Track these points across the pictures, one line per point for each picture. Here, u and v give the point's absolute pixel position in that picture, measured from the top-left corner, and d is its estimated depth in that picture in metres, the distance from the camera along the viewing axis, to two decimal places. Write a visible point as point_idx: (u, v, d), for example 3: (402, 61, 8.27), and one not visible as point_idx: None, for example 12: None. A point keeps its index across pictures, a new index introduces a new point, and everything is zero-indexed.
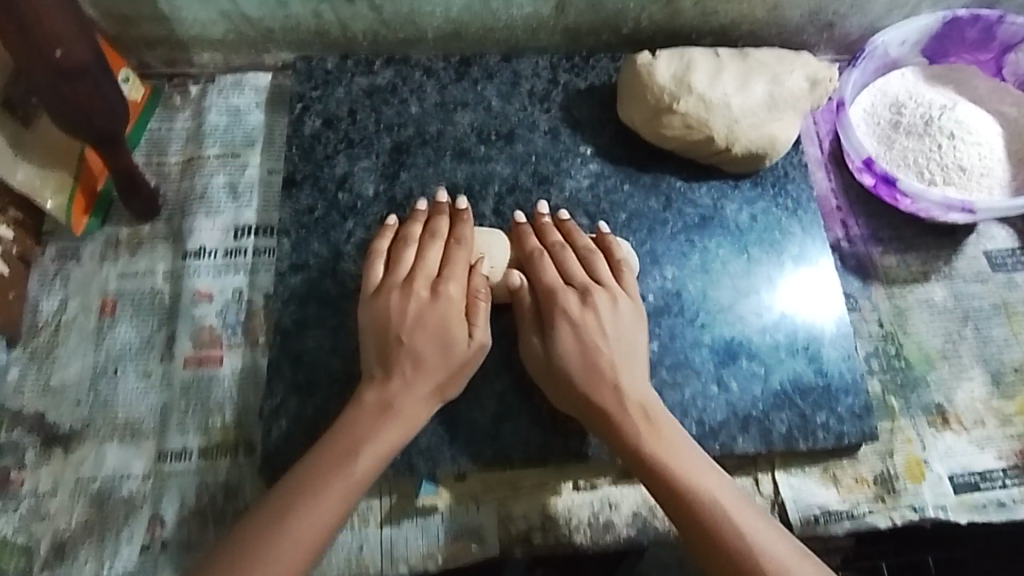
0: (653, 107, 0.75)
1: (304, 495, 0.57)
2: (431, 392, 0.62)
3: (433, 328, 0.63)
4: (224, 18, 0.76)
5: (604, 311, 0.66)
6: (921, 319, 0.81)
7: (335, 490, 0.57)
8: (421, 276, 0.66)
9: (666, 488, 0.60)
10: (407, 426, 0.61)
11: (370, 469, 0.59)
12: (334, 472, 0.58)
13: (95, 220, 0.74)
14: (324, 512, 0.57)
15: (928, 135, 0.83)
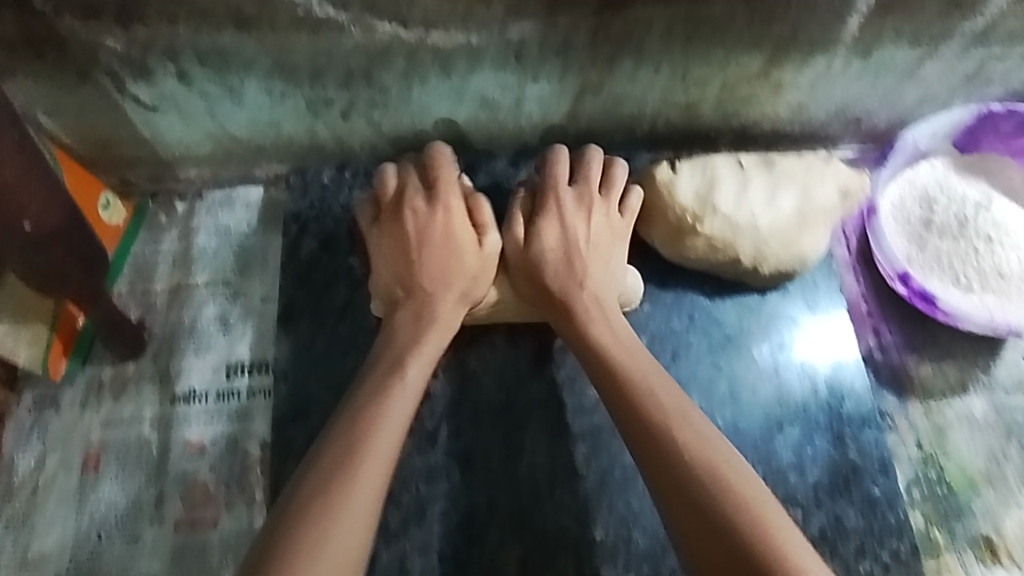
0: (674, 227, 0.70)
1: (343, 468, 0.52)
2: (454, 301, 0.64)
3: (441, 243, 0.66)
4: (210, 138, 0.70)
5: (583, 217, 0.68)
6: (962, 437, 0.76)
7: (384, 455, 0.54)
8: (418, 198, 0.67)
9: (660, 453, 0.54)
10: (439, 337, 0.62)
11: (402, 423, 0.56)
12: (370, 440, 0.54)
13: (76, 361, 0.68)
14: (375, 473, 0.53)
15: (964, 238, 0.78)
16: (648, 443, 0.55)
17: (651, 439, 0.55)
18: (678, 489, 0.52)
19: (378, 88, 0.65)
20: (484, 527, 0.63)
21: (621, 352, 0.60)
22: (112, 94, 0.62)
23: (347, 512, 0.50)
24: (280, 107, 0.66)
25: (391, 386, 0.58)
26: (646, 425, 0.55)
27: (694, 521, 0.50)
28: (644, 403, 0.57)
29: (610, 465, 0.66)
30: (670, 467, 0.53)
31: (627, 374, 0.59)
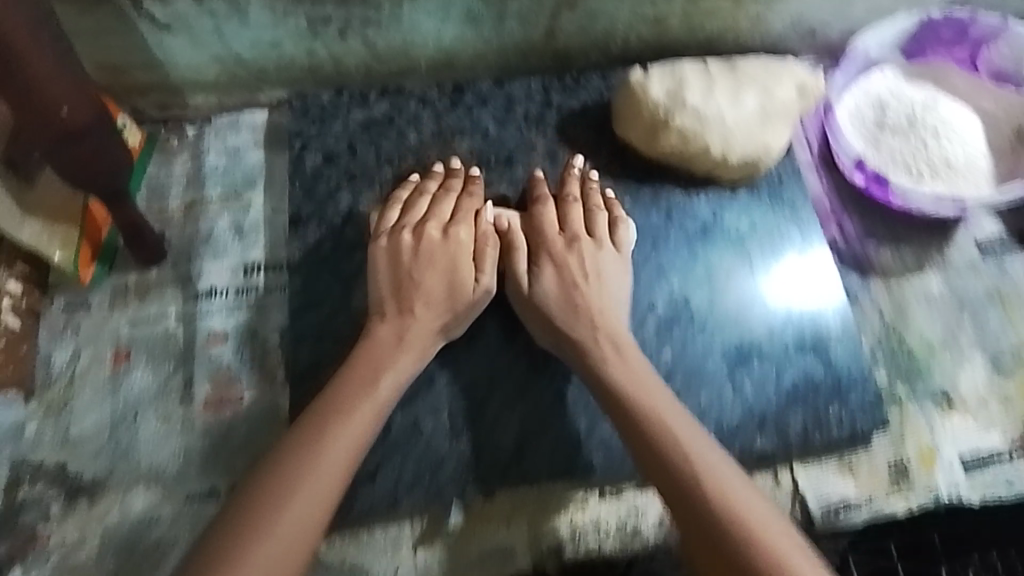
0: (648, 124, 0.77)
1: (299, 470, 0.58)
2: (437, 328, 0.68)
3: (441, 269, 0.69)
4: (217, 62, 0.76)
5: (588, 256, 0.72)
6: (921, 311, 0.83)
7: (339, 451, 0.59)
8: (433, 220, 0.72)
9: (675, 485, 0.59)
10: (417, 356, 0.67)
11: (353, 449, 0.60)
12: (324, 440, 0.60)
13: (101, 268, 0.74)
14: (322, 479, 0.58)
15: (914, 133, 0.85)
16: (662, 470, 0.60)
17: (665, 467, 0.60)
18: (694, 518, 0.57)
19: (371, 5, 0.72)
20: (487, 393, 0.69)
21: (631, 379, 0.64)
22: (129, 14, 0.69)
23: (290, 509, 0.56)
24: (282, 26, 0.73)
25: (348, 409, 0.62)
26: (659, 453, 0.60)
27: (710, 548, 0.56)
28: (656, 433, 0.61)
29: None
30: (685, 498, 0.58)
31: (637, 404, 0.63)
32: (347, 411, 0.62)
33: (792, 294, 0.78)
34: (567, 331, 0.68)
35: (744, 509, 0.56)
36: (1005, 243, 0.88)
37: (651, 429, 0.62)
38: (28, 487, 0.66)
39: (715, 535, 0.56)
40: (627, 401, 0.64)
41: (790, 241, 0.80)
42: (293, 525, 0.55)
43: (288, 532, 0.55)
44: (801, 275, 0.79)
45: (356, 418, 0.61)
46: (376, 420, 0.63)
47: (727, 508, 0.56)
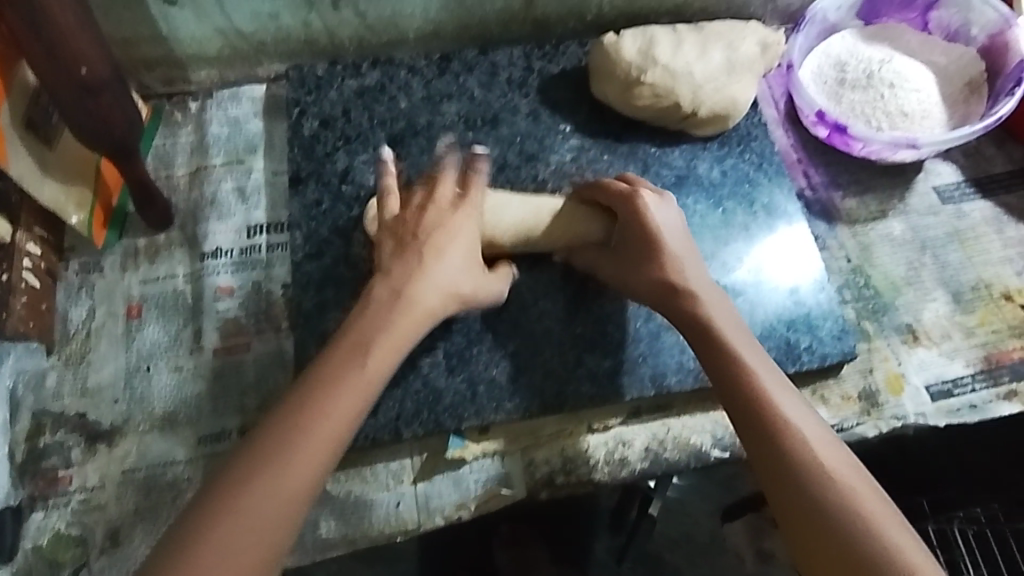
0: (623, 80, 0.82)
1: (291, 435, 0.55)
2: (445, 292, 0.66)
3: (450, 229, 0.68)
4: (219, 35, 0.81)
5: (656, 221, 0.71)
6: (884, 251, 0.88)
7: (336, 418, 0.57)
8: (443, 188, 0.71)
9: (751, 418, 0.61)
10: (419, 320, 0.64)
11: (384, 370, 0.61)
12: (325, 406, 0.57)
13: (113, 233, 0.78)
14: (320, 436, 0.56)
15: (872, 86, 0.91)
16: (738, 399, 0.62)
17: (742, 399, 0.62)
18: (764, 445, 0.59)
19: None
20: (481, 331, 0.74)
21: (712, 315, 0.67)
22: None
23: (286, 465, 0.54)
24: None
25: (395, 333, 0.62)
26: (736, 383, 0.62)
27: (777, 473, 0.57)
28: (733, 366, 0.64)
29: (585, 278, 0.77)
30: (755, 427, 0.60)
31: (715, 339, 0.66)
32: (389, 332, 0.62)
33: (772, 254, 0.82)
34: (644, 277, 0.70)
35: (813, 441, 0.58)
36: (962, 188, 0.94)
37: (730, 361, 0.64)
38: (50, 434, 0.70)
39: (783, 461, 0.58)
40: (707, 336, 0.66)
41: (763, 208, 0.85)
42: (321, 451, 0.55)
43: (310, 457, 0.55)
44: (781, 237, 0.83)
45: (392, 342, 0.62)
46: (399, 350, 0.62)
47: (796, 440, 0.58)
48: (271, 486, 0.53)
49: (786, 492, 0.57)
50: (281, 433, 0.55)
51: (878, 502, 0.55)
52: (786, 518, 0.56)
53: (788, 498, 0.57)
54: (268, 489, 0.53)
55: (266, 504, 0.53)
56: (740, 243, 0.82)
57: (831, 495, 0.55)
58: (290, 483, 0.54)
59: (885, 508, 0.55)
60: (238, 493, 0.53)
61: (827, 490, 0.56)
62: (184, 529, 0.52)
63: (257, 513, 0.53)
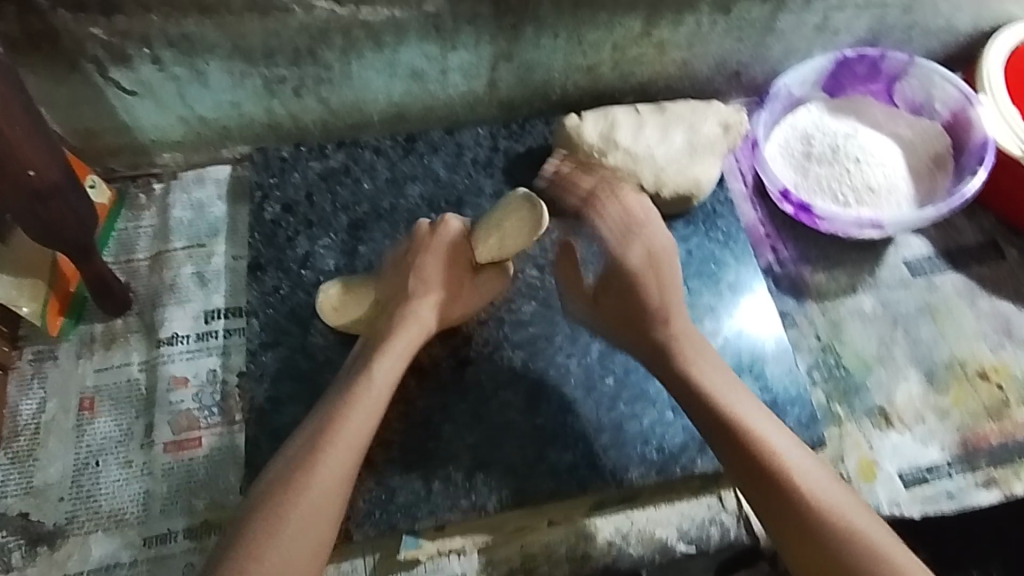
0: (585, 162, 0.82)
1: (321, 445, 0.60)
2: (433, 311, 0.70)
3: (439, 255, 0.71)
4: (183, 122, 0.81)
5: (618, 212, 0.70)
6: (855, 328, 0.87)
7: (359, 426, 0.61)
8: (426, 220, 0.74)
9: (740, 450, 0.62)
10: (420, 328, 0.69)
11: (387, 384, 0.65)
12: (344, 414, 0.62)
13: (70, 319, 0.77)
14: (343, 446, 0.60)
15: (837, 161, 0.91)
16: (726, 438, 0.63)
17: (721, 419, 0.64)
18: (757, 476, 0.61)
19: (322, 65, 0.77)
20: (439, 424, 0.72)
21: (688, 354, 0.68)
22: (97, 81, 0.74)
23: (315, 478, 0.58)
24: (240, 88, 0.78)
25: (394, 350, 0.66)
26: (724, 424, 0.63)
27: (774, 504, 0.60)
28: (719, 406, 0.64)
29: (546, 366, 0.76)
30: (751, 463, 0.62)
31: (698, 383, 0.66)
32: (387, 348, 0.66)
33: (741, 334, 0.82)
34: (609, 293, 0.70)
35: (803, 470, 0.61)
36: (933, 261, 0.92)
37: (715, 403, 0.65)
38: None
39: (778, 491, 0.60)
40: (688, 377, 0.67)
41: (728, 287, 0.84)
42: (338, 466, 0.59)
43: (330, 472, 0.59)
44: (747, 304, 0.84)
45: (396, 353, 0.66)
46: (405, 359, 0.67)
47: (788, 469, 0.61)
48: (304, 510, 0.57)
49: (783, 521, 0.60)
50: (304, 454, 0.59)
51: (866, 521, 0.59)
52: (787, 542, 0.59)
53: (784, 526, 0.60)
54: (300, 505, 0.57)
55: (300, 514, 0.57)
56: (707, 322, 0.82)
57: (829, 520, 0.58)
58: (319, 499, 0.58)
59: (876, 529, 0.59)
60: (278, 513, 0.56)
61: (825, 514, 0.59)
62: (230, 549, 0.55)
63: (293, 525, 0.56)
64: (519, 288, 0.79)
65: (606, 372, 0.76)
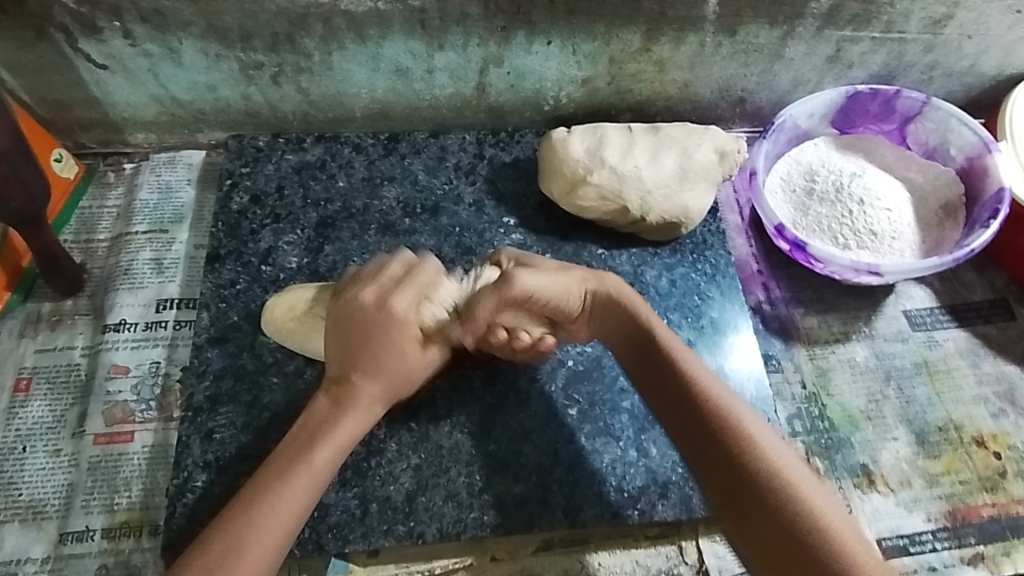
0: (569, 179, 0.78)
1: (257, 511, 0.54)
2: (381, 403, 0.63)
3: (392, 351, 0.64)
4: (156, 102, 0.78)
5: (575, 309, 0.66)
6: (844, 379, 0.81)
7: (296, 501, 0.56)
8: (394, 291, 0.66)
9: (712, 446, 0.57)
10: (362, 420, 0.62)
11: (332, 464, 0.59)
12: (287, 482, 0.56)
13: (17, 295, 0.74)
14: (279, 519, 0.55)
15: (840, 202, 0.86)
16: (682, 415, 0.59)
17: (687, 409, 0.59)
18: (731, 476, 0.55)
19: (302, 54, 0.74)
20: (384, 441, 0.68)
21: (654, 332, 0.64)
22: (67, 52, 0.71)
23: (247, 551, 0.53)
24: (216, 70, 0.75)
25: (342, 433, 0.60)
26: (669, 382, 0.61)
27: (704, 452, 0.57)
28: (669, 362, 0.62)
29: (506, 389, 0.72)
30: (687, 419, 0.59)
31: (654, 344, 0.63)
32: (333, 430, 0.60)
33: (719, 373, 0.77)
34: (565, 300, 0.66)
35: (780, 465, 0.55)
36: (936, 314, 0.86)
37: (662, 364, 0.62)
38: None
39: (756, 492, 0.54)
40: (648, 345, 0.64)
41: (710, 323, 0.79)
42: (270, 555, 0.53)
43: (262, 541, 0.53)
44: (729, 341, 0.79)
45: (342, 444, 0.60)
46: (344, 447, 0.60)
47: (731, 420, 0.57)
48: (252, 555, 0.53)
49: (714, 476, 0.56)
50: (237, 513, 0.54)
51: (809, 476, 0.54)
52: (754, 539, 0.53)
53: (717, 484, 0.56)
54: (227, 569, 0.51)
55: None
56: None
57: (765, 474, 0.54)
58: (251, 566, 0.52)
59: (819, 485, 0.54)
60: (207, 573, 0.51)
61: (762, 467, 0.54)
62: None
63: None
64: None
65: (569, 403, 0.72)
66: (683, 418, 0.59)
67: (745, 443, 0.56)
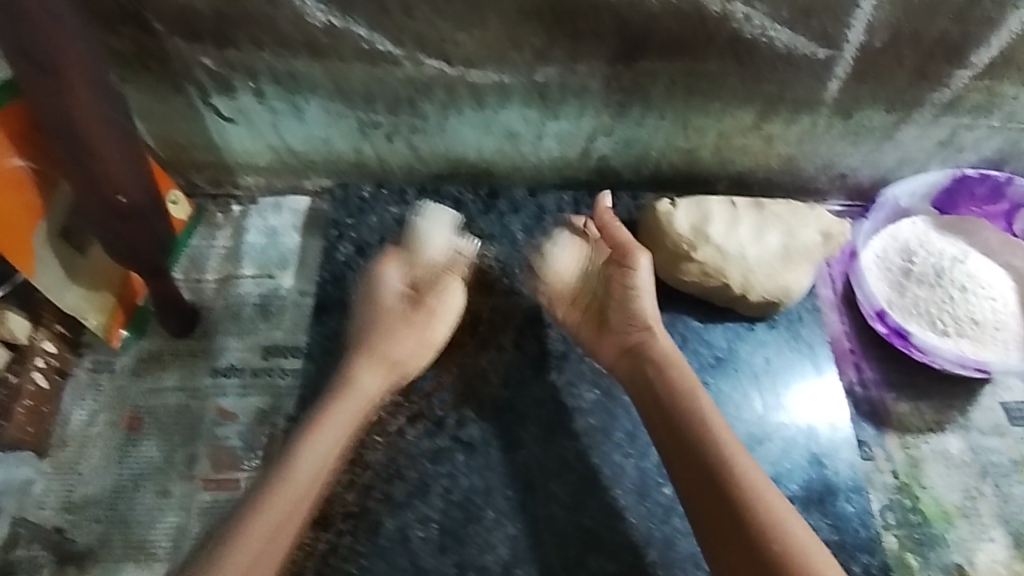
0: (671, 253, 0.78)
1: (271, 487, 0.61)
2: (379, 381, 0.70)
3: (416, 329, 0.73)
4: (271, 151, 0.79)
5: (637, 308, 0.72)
6: (937, 472, 0.80)
7: (298, 481, 0.62)
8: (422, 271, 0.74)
9: (706, 478, 0.61)
10: (358, 405, 0.68)
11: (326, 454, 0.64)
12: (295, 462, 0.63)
13: (131, 332, 0.77)
14: (285, 496, 0.60)
15: (940, 286, 0.84)
16: (680, 453, 0.63)
17: (686, 446, 0.63)
18: (719, 508, 0.59)
19: (419, 115, 0.74)
20: (481, 507, 0.69)
21: (668, 369, 0.68)
22: (197, 105, 0.72)
23: (259, 522, 0.58)
24: (334, 127, 0.76)
25: (322, 432, 0.65)
26: (693, 448, 0.63)
27: (724, 520, 0.58)
28: (696, 428, 0.64)
29: (600, 462, 0.72)
30: (710, 485, 0.60)
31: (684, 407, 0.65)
32: (323, 427, 0.66)
33: (814, 461, 0.76)
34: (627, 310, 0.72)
35: (768, 504, 0.58)
36: None
37: (689, 429, 0.64)
38: (22, 549, 0.67)
39: (741, 527, 0.57)
40: (658, 380, 0.68)
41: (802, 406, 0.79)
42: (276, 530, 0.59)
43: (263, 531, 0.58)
44: (822, 428, 0.78)
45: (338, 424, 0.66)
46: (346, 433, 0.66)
47: (752, 490, 0.59)
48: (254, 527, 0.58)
49: (719, 529, 0.58)
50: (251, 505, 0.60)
51: (801, 525, 0.58)
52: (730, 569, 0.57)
53: (733, 551, 0.57)
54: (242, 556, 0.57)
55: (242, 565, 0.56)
56: (777, 441, 0.76)
57: (778, 547, 0.56)
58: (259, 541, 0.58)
59: (806, 532, 0.57)
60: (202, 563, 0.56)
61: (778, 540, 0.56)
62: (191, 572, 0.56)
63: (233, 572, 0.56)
64: (584, 372, 0.77)
65: (663, 481, 0.72)
66: (682, 452, 0.63)
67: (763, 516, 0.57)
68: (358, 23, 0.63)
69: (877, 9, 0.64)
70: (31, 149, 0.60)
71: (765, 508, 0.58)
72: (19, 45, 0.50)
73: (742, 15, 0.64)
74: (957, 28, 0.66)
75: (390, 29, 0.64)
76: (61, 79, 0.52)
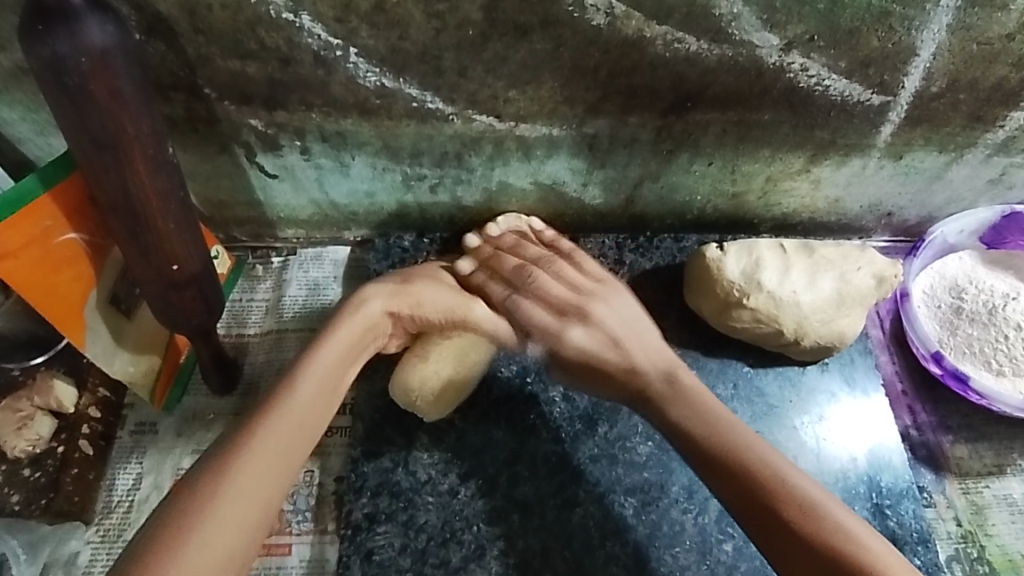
0: (722, 300, 0.76)
1: (241, 441, 0.57)
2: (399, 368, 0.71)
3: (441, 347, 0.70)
4: (314, 205, 0.79)
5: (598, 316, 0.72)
6: (1002, 519, 0.78)
7: (278, 438, 0.58)
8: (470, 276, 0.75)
9: (742, 475, 0.61)
10: (340, 361, 0.65)
11: (313, 402, 0.61)
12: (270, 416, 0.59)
13: (175, 392, 0.75)
14: (262, 456, 0.57)
15: (993, 325, 0.81)
16: (711, 463, 0.63)
17: (711, 456, 0.63)
18: (763, 508, 0.59)
19: (465, 169, 0.73)
20: (539, 569, 0.67)
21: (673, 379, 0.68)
22: (243, 164, 0.72)
23: (233, 484, 0.55)
24: (379, 181, 0.75)
25: (298, 394, 0.61)
26: (724, 454, 0.63)
27: (764, 513, 0.59)
28: (708, 433, 0.64)
29: (659, 520, 0.71)
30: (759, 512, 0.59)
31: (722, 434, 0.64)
32: (302, 375, 0.62)
33: (878, 513, 0.74)
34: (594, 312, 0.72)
35: (809, 495, 0.59)
36: None
37: (710, 431, 0.64)
38: None
39: (788, 519, 0.58)
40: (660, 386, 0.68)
41: (861, 454, 0.76)
42: (261, 491, 0.56)
43: (241, 493, 0.55)
44: (883, 476, 0.75)
45: (315, 372, 0.63)
46: (323, 390, 0.63)
47: (779, 479, 0.60)
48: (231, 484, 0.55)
49: (771, 526, 0.58)
50: (218, 466, 0.55)
51: (834, 505, 0.59)
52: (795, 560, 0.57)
53: (789, 541, 0.57)
54: (219, 513, 0.53)
55: (225, 528, 0.53)
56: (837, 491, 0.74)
57: (827, 524, 0.57)
58: (237, 500, 0.54)
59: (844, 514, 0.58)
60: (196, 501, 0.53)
61: (817, 523, 0.57)
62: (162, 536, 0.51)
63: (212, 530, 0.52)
64: (637, 425, 0.75)
65: (723, 538, 0.70)
66: (710, 461, 0.63)
67: (801, 501, 0.58)
68: (410, 83, 0.63)
69: (936, 57, 0.64)
70: (82, 222, 0.61)
71: (803, 500, 0.58)
72: (83, 124, 0.49)
73: (799, 66, 0.64)
74: (1015, 73, 0.66)
75: (443, 89, 0.64)
76: (121, 153, 0.52)
